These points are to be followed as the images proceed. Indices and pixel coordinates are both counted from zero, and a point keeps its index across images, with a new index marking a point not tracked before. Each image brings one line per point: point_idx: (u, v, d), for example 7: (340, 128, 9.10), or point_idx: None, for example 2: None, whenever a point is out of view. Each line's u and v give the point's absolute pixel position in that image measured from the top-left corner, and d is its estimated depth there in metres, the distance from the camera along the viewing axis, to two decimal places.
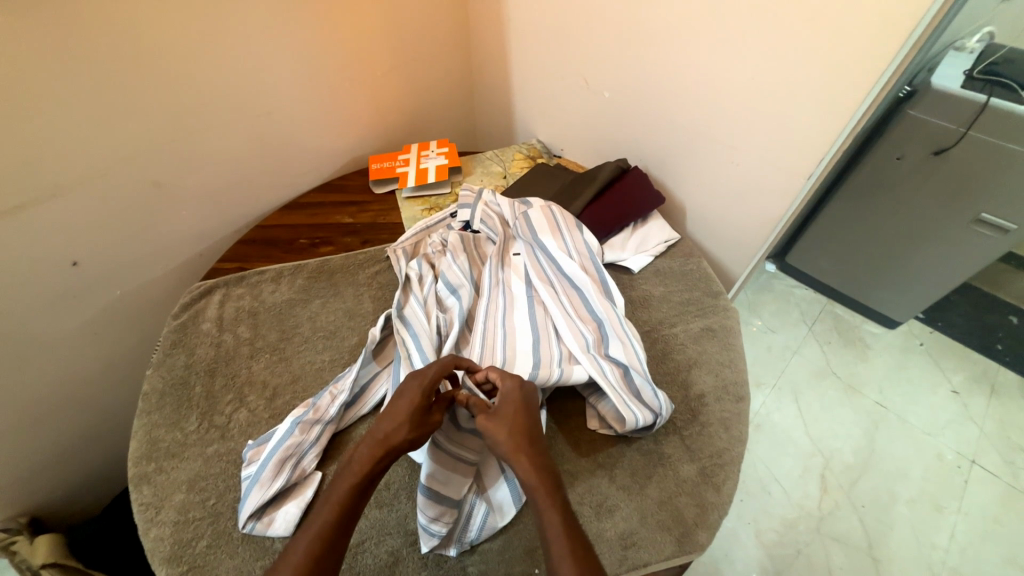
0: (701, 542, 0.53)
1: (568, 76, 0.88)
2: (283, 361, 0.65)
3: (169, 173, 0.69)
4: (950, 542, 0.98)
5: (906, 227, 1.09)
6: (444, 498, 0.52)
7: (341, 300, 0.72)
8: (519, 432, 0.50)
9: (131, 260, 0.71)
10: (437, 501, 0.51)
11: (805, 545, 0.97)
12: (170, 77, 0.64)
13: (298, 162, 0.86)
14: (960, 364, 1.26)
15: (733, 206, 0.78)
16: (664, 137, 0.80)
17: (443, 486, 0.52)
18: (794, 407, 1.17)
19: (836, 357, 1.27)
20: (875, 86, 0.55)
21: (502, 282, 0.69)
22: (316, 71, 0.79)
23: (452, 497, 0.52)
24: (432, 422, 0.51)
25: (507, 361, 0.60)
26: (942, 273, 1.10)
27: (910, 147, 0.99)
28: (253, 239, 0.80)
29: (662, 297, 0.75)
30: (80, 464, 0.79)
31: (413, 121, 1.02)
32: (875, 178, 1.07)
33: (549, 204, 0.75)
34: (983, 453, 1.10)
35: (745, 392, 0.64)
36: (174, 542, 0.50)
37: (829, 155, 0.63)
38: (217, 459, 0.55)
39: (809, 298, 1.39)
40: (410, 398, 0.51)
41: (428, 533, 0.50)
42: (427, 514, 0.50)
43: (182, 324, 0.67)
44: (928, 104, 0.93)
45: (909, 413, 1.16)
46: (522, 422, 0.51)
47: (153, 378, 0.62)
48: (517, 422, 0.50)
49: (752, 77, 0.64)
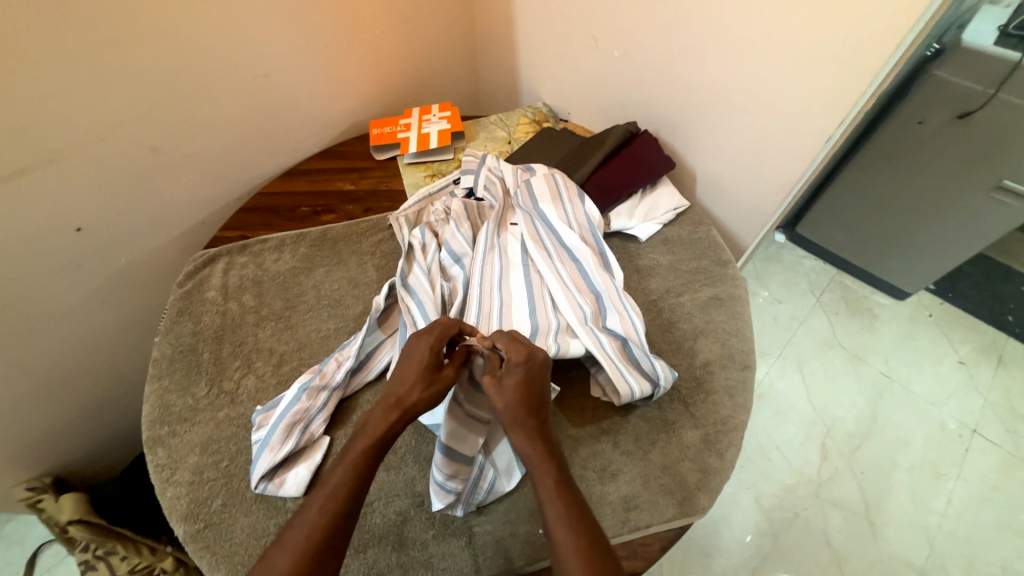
0: (702, 505, 0.54)
1: (576, 34, 0.84)
2: (289, 328, 0.65)
3: (166, 138, 0.68)
4: (946, 508, 1.00)
5: (924, 194, 1.05)
6: (460, 456, 0.52)
7: (344, 269, 0.72)
8: (518, 403, 0.50)
9: (134, 229, 0.71)
10: (454, 460, 0.51)
11: (802, 510, 1.00)
12: (161, 36, 0.61)
13: (297, 127, 0.83)
14: (969, 335, 1.24)
15: (745, 171, 0.75)
16: (676, 99, 0.77)
17: (459, 444, 0.52)
18: (797, 377, 1.17)
19: (843, 328, 1.26)
20: (903, 42, 0.51)
21: (499, 250, 0.68)
22: (312, 30, 0.75)
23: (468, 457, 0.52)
24: (443, 381, 0.52)
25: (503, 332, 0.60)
26: (958, 243, 1.07)
27: (934, 110, 0.94)
28: (255, 207, 0.79)
29: (669, 265, 0.74)
30: (97, 428, 0.82)
31: (414, 83, 0.98)
32: (895, 143, 1.03)
33: (552, 171, 0.73)
34: (986, 423, 1.11)
35: (750, 361, 0.64)
36: (190, 501, 0.51)
37: (851, 115, 0.60)
38: (228, 424, 0.57)
39: (818, 269, 1.37)
40: (418, 359, 0.52)
41: (443, 490, 0.51)
42: (443, 471, 0.51)
43: (187, 292, 0.67)
44: (956, 64, 0.87)
45: (914, 384, 1.16)
46: (521, 396, 0.51)
47: (161, 344, 0.62)
48: (518, 391, 0.51)
49: (773, 32, 0.60)
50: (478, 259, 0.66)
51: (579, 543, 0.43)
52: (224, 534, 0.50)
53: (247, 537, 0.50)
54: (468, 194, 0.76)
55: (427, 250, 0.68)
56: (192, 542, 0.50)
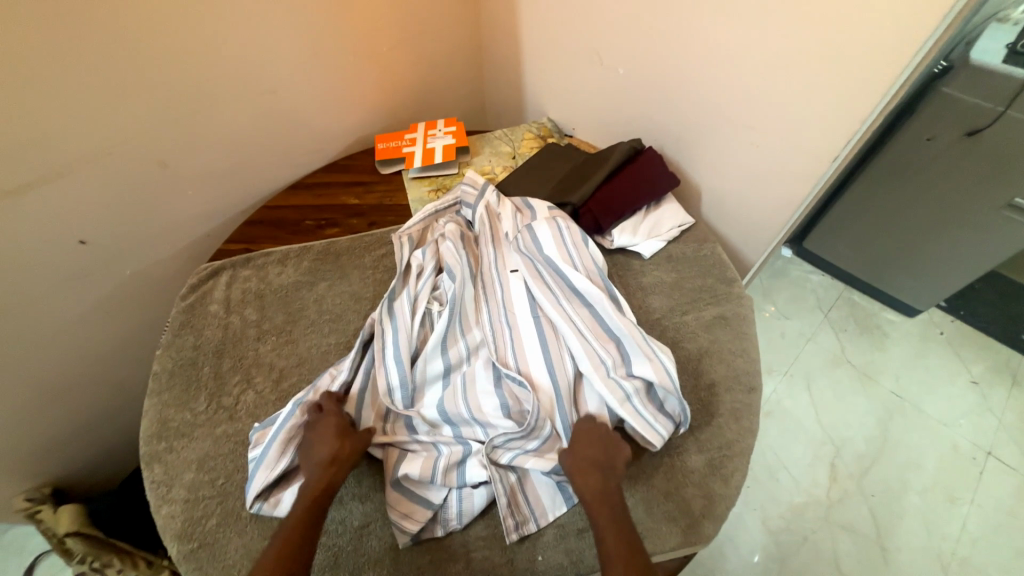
0: (706, 534, 0.52)
1: (581, 51, 0.85)
2: (289, 343, 0.65)
3: (173, 151, 0.69)
4: (961, 534, 0.97)
5: (931, 211, 1.04)
6: (416, 495, 0.52)
7: (347, 283, 0.72)
8: (589, 467, 0.50)
9: (139, 240, 0.71)
10: (411, 498, 0.52)
11: (812, 532, 0.97)
12: (173, 52, 0.62)
13: (304, 141, 0.84)
14: (981, 353, 1.22)
15: (751, 188, 0.75)
16: (680, 116, 0.77)
17: (415, 484, 0.53)
18: (804, 395, 1.15)
19: (852, 344, 1.24)
20: (909, 65, 0.51)
21: (503, 301, 0.66)
22: (320, 46, 0.77)
23: (422, 483, 0.53)
24: (359, 433, 0.53)
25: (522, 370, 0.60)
26: (970, 260, 1.05)
27: (942, 127, 0.93)
28: (260, 220, 0.79)
29: (673, 283, 0.73)
30: (98, 439, 0.81)
31: (420, 97, 0.99)
32: (904, 159, 1.02)
33: (555, 215, 0.70)
34: (1001, 445, 1.08)
35: (757, 383, 0.63)
36: (184, 520, 0.51)
37: (858, 133, 0.59)
38: (225, 440, 0.56)
39: (826, 284, 1.36)
40: (330, 426, 0.53)
41: (400, 529, 0.50)
42: (396, 510, 0.51)
43: (190, 305, 0.67)
44: (964, 81, 0.87)
45: (926, 404, 1.14)
46: (592, 456, 0.52)
47: (163, 358, 0.62)
48: (588, 455, 0.52)
49: (777, 50, 0.60)
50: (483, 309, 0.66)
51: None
52: (217, 553, 0.49)
53: (240, 557, 0.49)
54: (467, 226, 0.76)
55: (417, 284, 0.66)
56: (185, 563, 0.49)
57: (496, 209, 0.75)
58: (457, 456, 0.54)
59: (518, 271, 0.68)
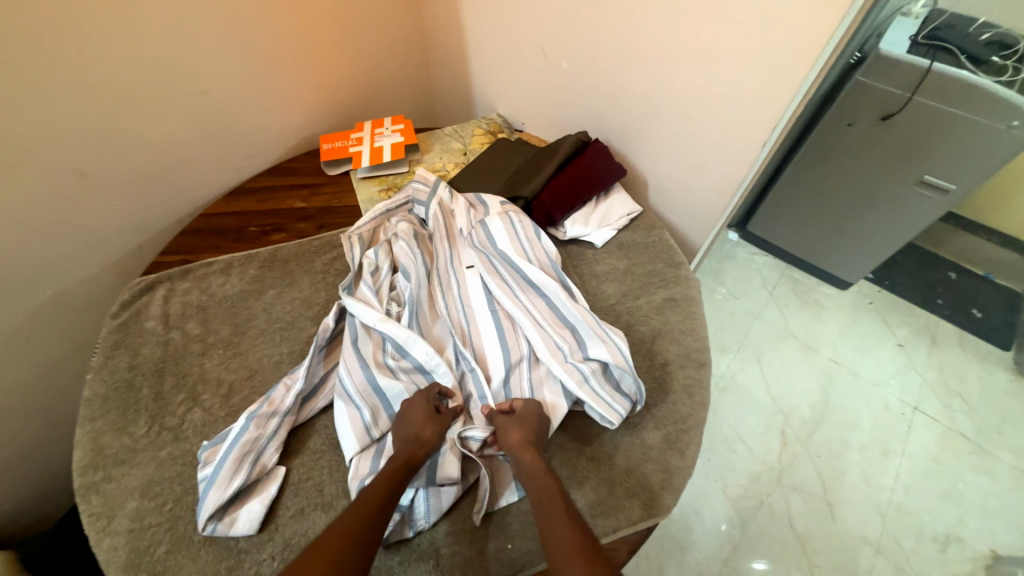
0: (667, 505, 0.54)
1: (525, 47, 0.85)
2: (237, 356, 0.62)
3: (91, 159, 0.63)
4: (895, 483, 1.06)
5: (855, 190, 1.13)
6: None
7: (297, 289, 0.69)
8: (524, 434, 0.52)
9: (58, 257, 0.66)
10: None
11: (767, 496, 1.04)
12: (81, 51, 0.57)
13: (242, 144, 0.80)
14: (905, 319, 1.34)
15: (694, 176, 0.79)
16: (623, 108, 0.79)
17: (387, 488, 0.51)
18: (755, 368, 1.23)
19: (794, 318, 1.33)
20: (822, 55, 0.56)
21: (459, 296, 0.67)
22: (253, 43, 0.73)
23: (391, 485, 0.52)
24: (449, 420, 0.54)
25: (480, 363, 0.61)
26: (890, 234, 1.15)
27: (860, 113, 1.01)
28: (198, 229, 0.75)
29: (626, 269, 0.75)
30: (24, 478, 0.74)
31: (364, 95, 0.96)
32: (829, 143, 1.10)
33: (507, 210, 0.71)
34: (925, 400, 1.19)
35: (706, 359, 0.66)
36: (130, 551, 0.47)
37: (783, 119, 0.64)
38: (171, 463, 0.53)
39: (769, 264, 1.44)
40: (420, 408, 0.55)
41: None
42: None
43: (123, 323, 0.62)
44: (876, 71, 0.95)
45: (860, 368, 1.24)
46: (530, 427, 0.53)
47: (94, 382, 0.58)
48: (519, 432, 0.52)
49: (708, 42, 0.63)
50: (442, 306, 0.66)
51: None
52: None
53: None
54: (420, 224, 0.75)
55: (375, 281, 0.66)
56: None
57: (450, 205, 0.75)
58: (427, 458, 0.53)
59: (474, 267, 0.69)
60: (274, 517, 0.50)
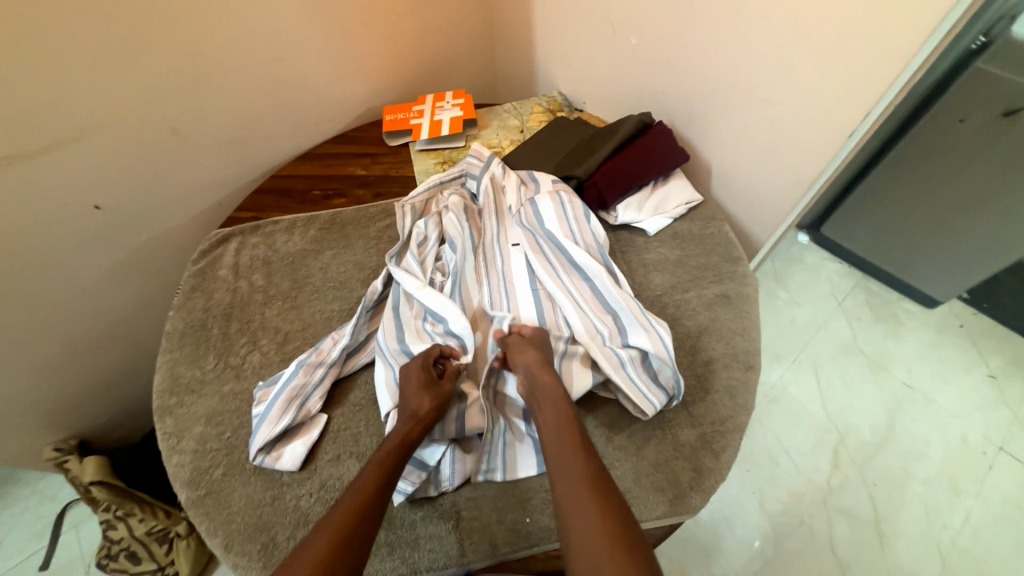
0: (693, 505, 0.53)
1: (594, 22, 0.82)
2: (294, 308, 0.67)
3: (183, 118, 0.70)
4: (963, 525, 0.96)
5: (957, 196, 1.00)
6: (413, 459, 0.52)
7: (351, 252, 0.73)
8: (538, 360, 0.54)
9: (153, 207, 0.73)
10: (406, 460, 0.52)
11: (809, 517, 0.97)
12: (180, 16, 0.62)
13: (313, 112, 0.85)
14: (1001, 347, 1.18)
15: (764, 167, 0.73)
16: (693, 90, 0.75)
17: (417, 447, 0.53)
18: (812, 382, 1.14)
19: (865, 333, 1.21)
20: (933, 36, 0.49)
21: (502, 272, 0.67)
22: (329, 13, 0.76)
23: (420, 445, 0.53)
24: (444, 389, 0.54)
25: None
26: (996, 249, 1.01)
27: (976, 107, 0.88)
28: (269, 189, 0.81)
29: (677, 260, 0.72)
30: (118, 397, 0.86)
31: (429, 69, 0.98)
32: (933, 141, 0.97)
33: (558, 189, 0.70)
34: (1014, 440, 1.05)
35: (755, 362, 0.63)
36: (193, 469, 0.53)
37: (877, 108, 0.57)
38: (232, 397, 0.58)
39: (842, 272, 1.32)
40: (415, 378, 0.54)
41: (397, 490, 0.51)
42: None
43: (200, 269, 0.69)
44: (1004, 58, 0.81)
45: (939, 395, 1.11)
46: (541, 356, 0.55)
47: (174, 319, 0.65)
48: (534, 354, 0.55)
49: (796, 18, 0.58)
50: (484, 280, 0.66)
51: (602, 513, 0.41)
52: (223, 501, 0.52)
53: (243, 507, 0.51)
54: (471, 199, 0.76)
55: (422, 251, 0.68)
56: (192, 508, 0.52)
57: (502, 182, 0.75)
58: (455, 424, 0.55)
59: (519, 245, 0.69)
60: (314, 458, 0.54)
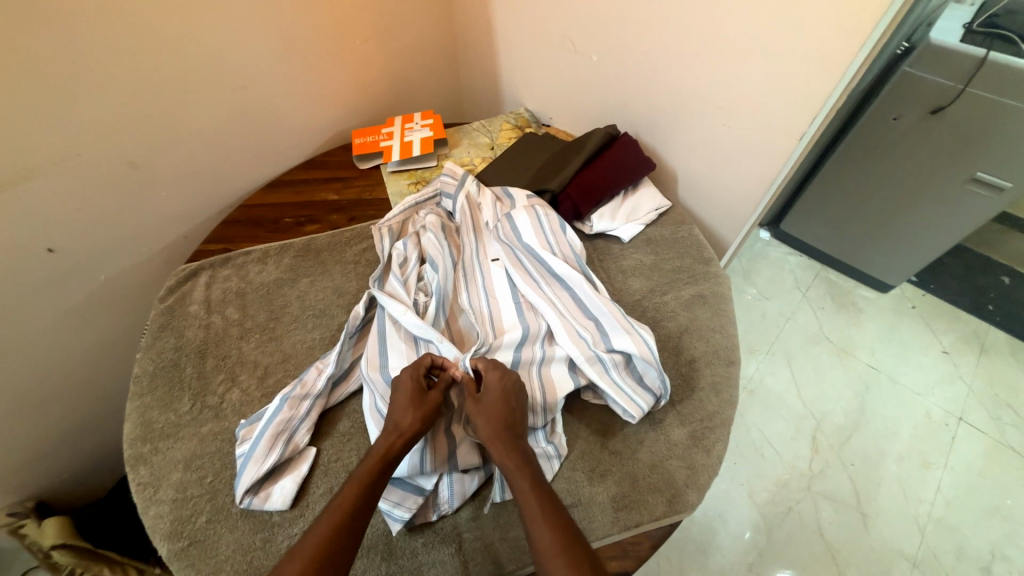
0: (691, 502, 0.54)
1: (555, 41, 0.85)
2: (273, 340, 0.64)
3: (144, 151, 0.67)
4: (936, 496, 1.01)
5: (899, 188, 1.08)
6: (408, 484, 0.52)
7: (328, 278, 0.71)
8: (497, 418, 0.51)
9: (113, 245, 0.70)
10: (400, 487, 0.52)
11: (796, 503, 1.00)
12: (135, 49, 0.61)
13: (279, 140, 0.83)
14: (951, 324, 1.27)
15: (726, 172, 0.77)
16: (654, 102, 0.78)
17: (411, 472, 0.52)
18: (786, 371, 1.19)
19: (829, 322, 1.28)
20: (864, 45, 0.54)
21: (483, 287, 0.68)
22: (292, 41, 0.76)
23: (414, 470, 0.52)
24: (432, 402, 0.52)
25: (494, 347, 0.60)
26: (937, 235, 1.09)
27: (906, 106, 0.96)
28: (238, 220, 0.78)
29: (653, 264, 0.75)
30: (79, 449, 0.80)
31: (395, 91, 0.98)
32: (871, 138, 1.05)
33: (533, 204, 0.71)
34: (972, 410, 1.13)
35: (735, 356, 0.65)
36: (173, 519, 0.50)
37: (823, 112, 0.62)
38: (212, 438, 0.56)
39: (803, 264, 1.39)
40: (404, 389, 0.52)
41: (392, 518, 0.50)
42: (388, 499, 0.51)
43: (168, 307, 0.66)
44: (926, 61, 0.90)
45: (900, 374, 1.18)
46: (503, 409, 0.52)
47: (143, 361, 0.61)
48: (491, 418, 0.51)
49: (743, 32, 0.62)
50: (466, 295, 0.66)
51: None
52: (208, 551, 0.49)
53: (232, 554, 0.49)
54: (447, 217, 0.77)
55: (403, 272, 0.68)
56: (176, 561, 0.49)
57: (477, 199, 0.76)
58: (446, 446, 0.54)
59: (499, 259, 0.70)
60: (305, 494, 0.52)
